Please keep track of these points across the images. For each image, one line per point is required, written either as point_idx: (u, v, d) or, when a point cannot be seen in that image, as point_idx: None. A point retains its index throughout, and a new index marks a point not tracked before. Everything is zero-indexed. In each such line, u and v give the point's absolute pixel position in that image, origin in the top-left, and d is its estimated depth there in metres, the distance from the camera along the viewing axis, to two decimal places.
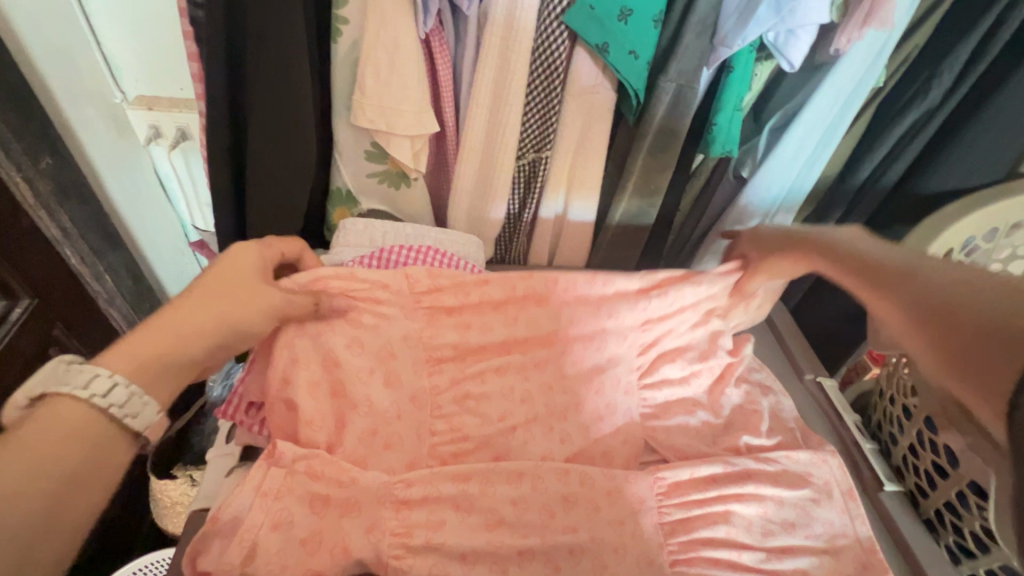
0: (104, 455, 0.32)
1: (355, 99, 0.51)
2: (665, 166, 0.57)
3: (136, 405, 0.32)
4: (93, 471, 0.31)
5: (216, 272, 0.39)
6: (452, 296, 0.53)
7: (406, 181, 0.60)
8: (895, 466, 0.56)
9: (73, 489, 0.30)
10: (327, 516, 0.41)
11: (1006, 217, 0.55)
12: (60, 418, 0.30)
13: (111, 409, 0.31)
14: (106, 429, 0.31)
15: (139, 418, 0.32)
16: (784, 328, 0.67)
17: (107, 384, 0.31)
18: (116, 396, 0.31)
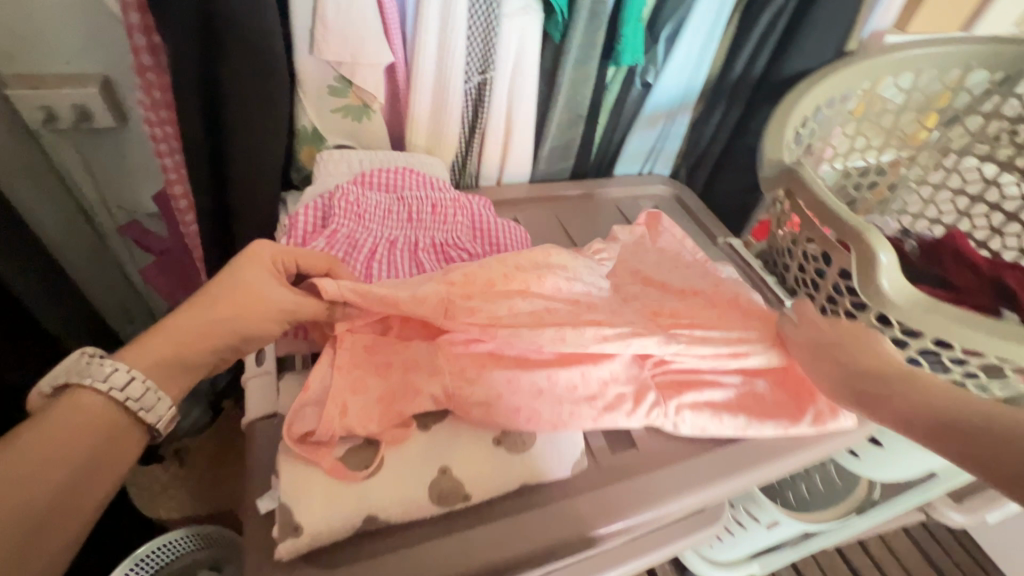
0: (119, 440, 0.40)
1: (319, 32, 0.56)
2: (587, 76, 0.73)
3: (150, 399, 0.40)
4: (109, 451, 0.39)
5: (226, 281, 0.45)
6: (485, 308, 0.51)
7: (367, 113, 0.65)
8: (791, 288, 0.75)
9: (93, 466, 0.38)
10: (388, 378, 0.48)
11: (841, 88, 0.76)
12: (85, 406, 0.39)
13: (127, 400, 0.39)
14: (121, 418, 0.40)
15: (152, 410, 0.40)
16: (697, 207, 0.86)
17: (125, 379, 0.39)
18: (132, 389, 0.39)
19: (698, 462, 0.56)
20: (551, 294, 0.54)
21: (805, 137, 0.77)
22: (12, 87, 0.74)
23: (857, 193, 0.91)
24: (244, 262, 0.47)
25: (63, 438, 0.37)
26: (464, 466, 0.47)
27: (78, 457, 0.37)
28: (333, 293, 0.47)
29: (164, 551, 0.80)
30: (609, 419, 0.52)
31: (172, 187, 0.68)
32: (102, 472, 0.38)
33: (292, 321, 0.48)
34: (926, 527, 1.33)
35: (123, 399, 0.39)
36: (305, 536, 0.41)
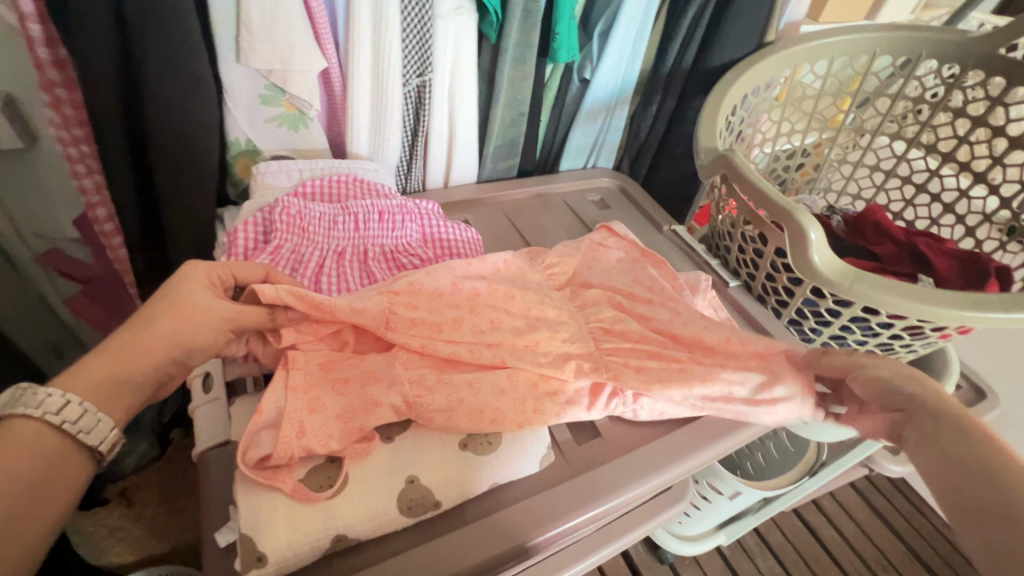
0: (62, 466, 0.36)
1: (245, 42, 0.54)
2: (526, 76, 0.74)
3: (91, 421, 0.37)
4: (51, 482, 0.36)
5: (166, 307, 0.43)
6: (437, 313, 0.52)
7: (304, 122, 0.63)
8: (733, 268, 0.79)
9: (34, 500, 0.34)
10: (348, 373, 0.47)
11: (763, 77, 0.80)
12: (19, 435, 0.35)
13: (63, 423, 0.36)
14: (61, 445, 0.36)
15: (92, 433, 0.37)
16: (642, 198, 0.88)
17: (60, 403, 0.36)
18: (69, 412, 0.36)
19: (657, 446, 0.57)
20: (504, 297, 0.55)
21: (735, 125, 0.81)
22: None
23: (786, 175, 0.99)
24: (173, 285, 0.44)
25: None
26: (432, 474, 0.46)
27: (18, 487, 0.34)
28: (270, 297, 0.46)
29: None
30: (571, 414, 0.53)
31: (95, 211, 0.63)
32: (45, 502, 0.35)
33: (233, 328, 0.46)
34: (869, 479, 1.44)
35: (58, 423, 0.36)
36: (271, 566, 0.40)
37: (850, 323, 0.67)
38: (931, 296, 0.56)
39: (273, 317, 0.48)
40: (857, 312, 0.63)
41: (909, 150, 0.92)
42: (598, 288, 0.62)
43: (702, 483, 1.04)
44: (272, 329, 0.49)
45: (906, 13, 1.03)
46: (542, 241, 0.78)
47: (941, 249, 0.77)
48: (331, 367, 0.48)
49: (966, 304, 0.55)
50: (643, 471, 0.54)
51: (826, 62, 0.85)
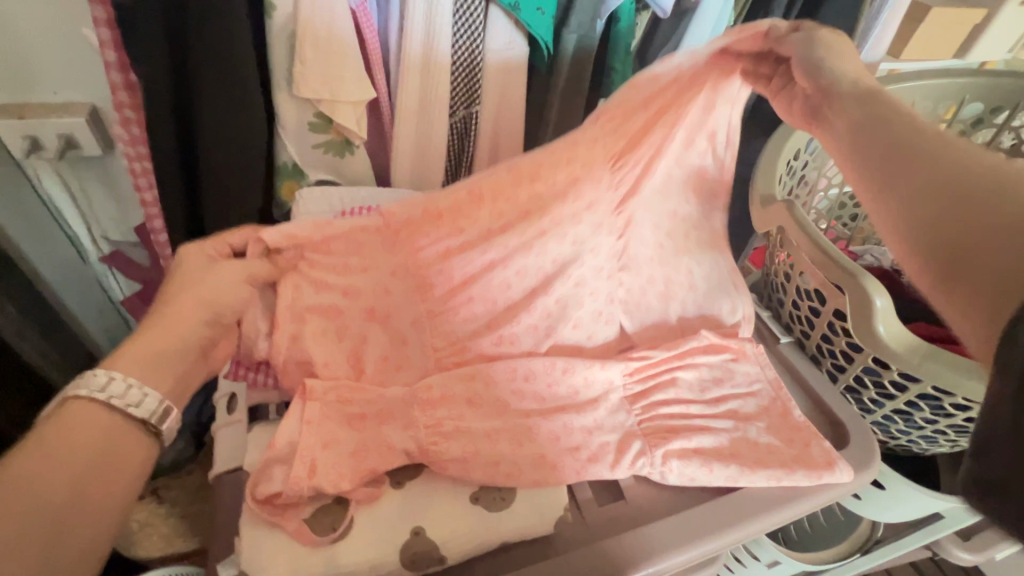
0: (120, 442, 0.38)
1: (297, 72, 0.55)
2: (575, 111, 0.71)
3: (137, 396, 0.39)
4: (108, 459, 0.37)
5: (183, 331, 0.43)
6: None
7: (349, 148, 0.64)
8: (785, 322, 0.73)
9: (91, 476, 0.36)
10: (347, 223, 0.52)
11: None
12: (77, 417, 0.37)
13: (110, 399, 0.38)
14: (112, 420, 0.38)
15: (139, 406, 0.39)
16: None
17: (107, 381, 0.38)
18: (118, 389, 0.38)
19: (694, 516, 0.51)
20: None
21: (797, 169, 0.76)
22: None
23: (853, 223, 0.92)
24: (197, 299, 0.44)
25: (61, 446, 0.36)
26: (438, 526, 0.44)
27: (78, 460, 0.36)
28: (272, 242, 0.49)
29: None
30: (593, 472, 0.50)
31: (151, 220, 0.66)
32: (109, 475, 0.37)
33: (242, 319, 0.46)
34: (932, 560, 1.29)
35: (105, 399, 0.38)
36: None
37: (917, 400, 0.60)
38: None
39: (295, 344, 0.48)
40: (927, 389, 0.56)
41: None
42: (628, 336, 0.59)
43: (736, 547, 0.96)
44: (295, 356, 0.49)
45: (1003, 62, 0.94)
46: None
47: None
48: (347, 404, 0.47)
49: None
50: (677, 543, 0.49)
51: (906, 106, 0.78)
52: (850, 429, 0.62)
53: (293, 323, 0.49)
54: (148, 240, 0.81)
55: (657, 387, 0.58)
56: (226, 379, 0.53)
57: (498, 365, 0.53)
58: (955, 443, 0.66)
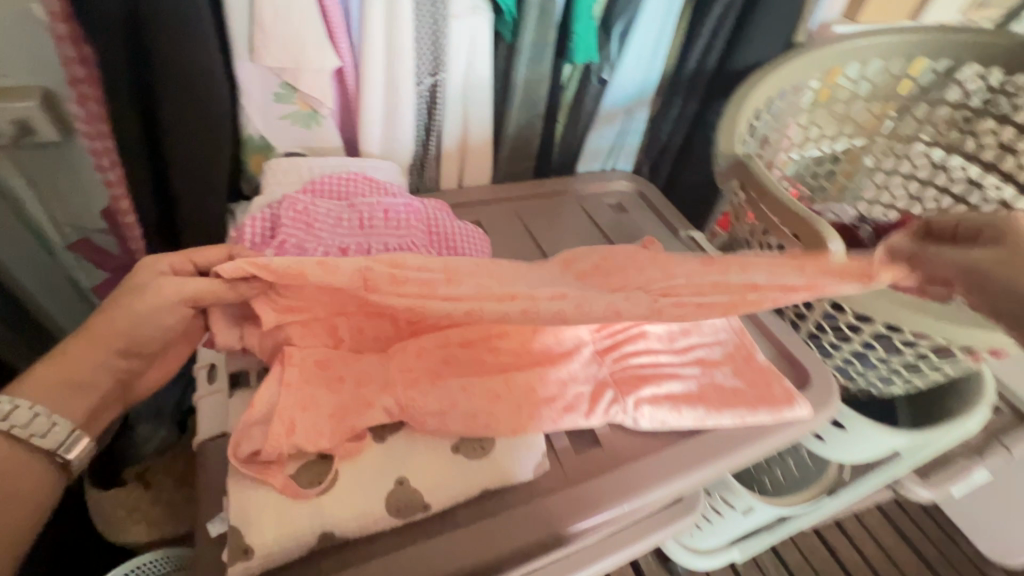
0: (22, 472, 0.38)
1: (258, 40, 0.55)
2: (542, 77, 0.73)
3: (41, 424, 0.39)
4: (10, 486, 0.38)
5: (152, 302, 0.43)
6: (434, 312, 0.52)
7: (316, 119, 0.64)
8: (750, 277, 0.77)
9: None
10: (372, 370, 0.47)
11: (790, 81, 0.77)
12: None
13: (12, 428, 0.38)
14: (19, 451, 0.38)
15: (45, 436, 0.39)
16: (659, 201, 0.87)
17: (8, 408, 0.38)
18: (20, 417, 0.38)
19: (664, 457, 0.55)
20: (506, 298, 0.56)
21: (759, 129, 0.78)
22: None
23: (815, 182, 0.95)
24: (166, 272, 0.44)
25: None
26: (421, 476, 0.46)
27: None
28: (231, 274, 0.44)
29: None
30: (568, 421, 0.53)
31: (117, 202, 0.65)
32: (10, 500, 0.37)
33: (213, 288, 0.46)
34: (897, 501, 1.38)
35: (8, 429, 0.38)
36: (255, 559, 0.40)
37: (873, 341, 0.64)
38: (957, 314, 0.52)
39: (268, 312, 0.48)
40: (879, 328, 0.60)
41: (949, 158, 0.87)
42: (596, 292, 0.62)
43: (714, 495, 1.02)
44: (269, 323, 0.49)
45: (956, 19, 0.97)
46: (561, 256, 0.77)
47: None
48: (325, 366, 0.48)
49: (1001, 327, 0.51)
50: (647, 480, 0.53)
51: (860, 65, 0.81)
52: (812, 371, 0.65)
53: (273, 307, 0.47)
54: (116, 225, 0.80)
55: (627, 339, 0.60)
56: (205, 350, 0.53)
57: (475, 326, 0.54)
58: (909, 382, 0.71)
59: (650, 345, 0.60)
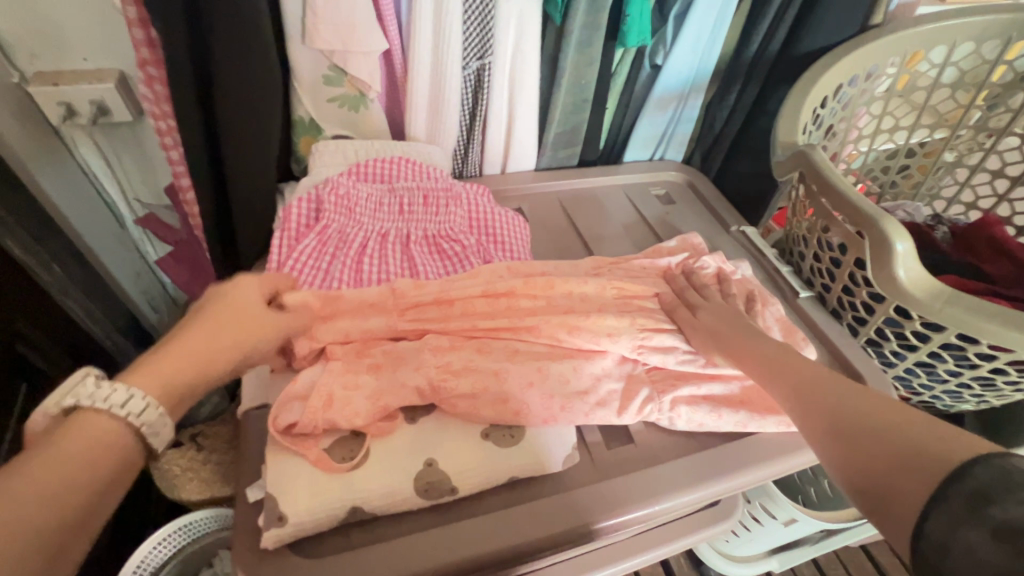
0: (120, 462, 0.35)
1: (310, 23, 0.55)
2: (591, 61, 0.71)
3: (157, 422, 0.36)
4: (115, 480, 0.34)
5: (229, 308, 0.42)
6: (468, 301, 0.53)
7: (364, 102, 0.65)
8: (805, 278, 0.72)
9: (100, 498, 0.33)
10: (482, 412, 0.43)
11: (862, 66, 0.71)
12: (90, 429, 0.34)
13: (129, 416, 0.35)
14: (130, 445, 0.35)
15: (158, 436, 0.36)
16: (709, 194, 0.84)
17: (132, 401, 0.35)
18: (141, 412, 0.35)
19: (701, 458, 0.54)
20: (543, 286, 0.56)
21: (825, 119, 0.73)
22: (33, 84, 0.76)
23: (885, 177, 0.88)
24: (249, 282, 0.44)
25: (71, 460, 0.33)
26: (450, 460, 0.46)
27: (88, 480, 0.33)
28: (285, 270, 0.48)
29: (162, 547, 0.86)
30: (600, 416, 0.52)
31: (178, 178, 0.68)
32: (112, 494, 0.34)
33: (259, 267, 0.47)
34: None
35: (124, 416, 0.35)
36: (289, 527, 0.41)
37: (940, 351, 0.58)
38: None
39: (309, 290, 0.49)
40: (950, 338, 0.54)
41: None
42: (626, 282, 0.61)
43: (754, 503, 0.98)
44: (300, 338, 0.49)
45: None
46: (602, 247, 0.75)
47: None
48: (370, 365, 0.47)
49: None
50: (683, 482, 0.52)
51: (946, 47, 0.74)
52: (868, 380, 0.61)
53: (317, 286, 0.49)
54: (179, 202, 0.84)
55: None
56: None
57: (510, 314, 0.54)
58: (982, 398, 0.65)
59: None
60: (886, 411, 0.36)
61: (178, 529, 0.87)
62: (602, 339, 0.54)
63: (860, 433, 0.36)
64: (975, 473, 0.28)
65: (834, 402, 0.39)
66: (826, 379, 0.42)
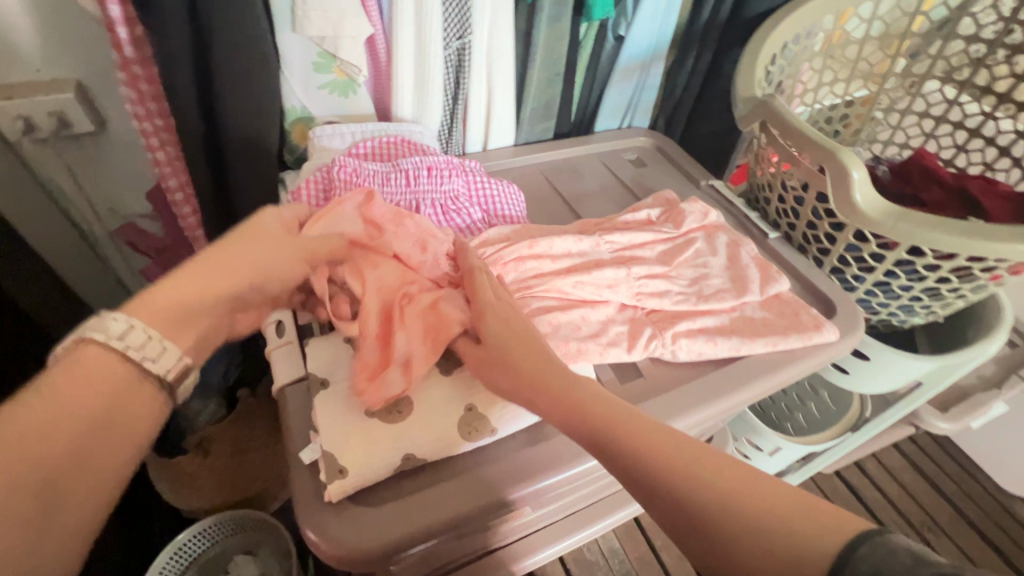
0: (123, 395, 0.37)
1: (299, 12, 0.57)
2: (561, 35, 0.76)
3: (156, 349, 0.38)
4: (119, 412, 0.36)
5: (245, 235, 0.46)
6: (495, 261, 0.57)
7: (353, 87, 0.67)
8: (772, 220, 0.79)
9: (104, 430, 0.35)
10: (515, 355, 0.47)
11: (803, 25, 0.78)
12: (86, 360, 0.36)
13: (118, 343, 0.36)
14: (133, 374, 0.37)
15: (158, 361, 0.37)
16: (678, 154, 0.90)
17: (126, 328, 0.37)
18: (135, 339, 0.37)
19: (704, 382, 0.60)
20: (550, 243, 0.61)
21: (775, 76, 0.80)
22: None
23: (829, 127, 0.96)
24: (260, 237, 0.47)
25: (70, 390, 0.35)
26: (488, 404, 0.50)
27: (91, 415, 0.35)
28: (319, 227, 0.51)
29: (181, 555, 0.87)
30: (613, 354, 0.57)
31: (165, 179, 0.69)
32: (121, 424, 0.36)
33: None
34: (914, 441, 1.52)
35: (127, 351, 0.37)
36: (351, 478, 0.44)
37: (894, 267, 0.67)
38: (988, 232, 0.54)
39: (333, 265, 0.52)
40: (902, 254, 0.63)
41: (963, 94, 0.88)
42: (619, 235, 0.67)
43: (741, 439, 1.07)
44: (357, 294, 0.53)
45: None
46: (589, 210, 0.80)
47: (993, 190, 0.75)
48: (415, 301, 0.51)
49: (1014, 237, 0.53)
50: (692, 404, 0.58)
51: (872, 4, 0.83)
52: (837, 302, 0.69)
53: (341, 259, 0.52)
54: (162, 207, 0.84)
55: (654, 277, 0.64)
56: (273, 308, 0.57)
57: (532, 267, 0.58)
58: (930, 308, 0.74)
59: (675, 278, 0.66)
60: (731, 490, 0.35)
61: (195, 536, 0.89)
62: (604, 289, 0.60)
63: (707, 527, 0.35)
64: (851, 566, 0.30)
65: (664, 479, 0.37)
66: (639, 430, 0.40)
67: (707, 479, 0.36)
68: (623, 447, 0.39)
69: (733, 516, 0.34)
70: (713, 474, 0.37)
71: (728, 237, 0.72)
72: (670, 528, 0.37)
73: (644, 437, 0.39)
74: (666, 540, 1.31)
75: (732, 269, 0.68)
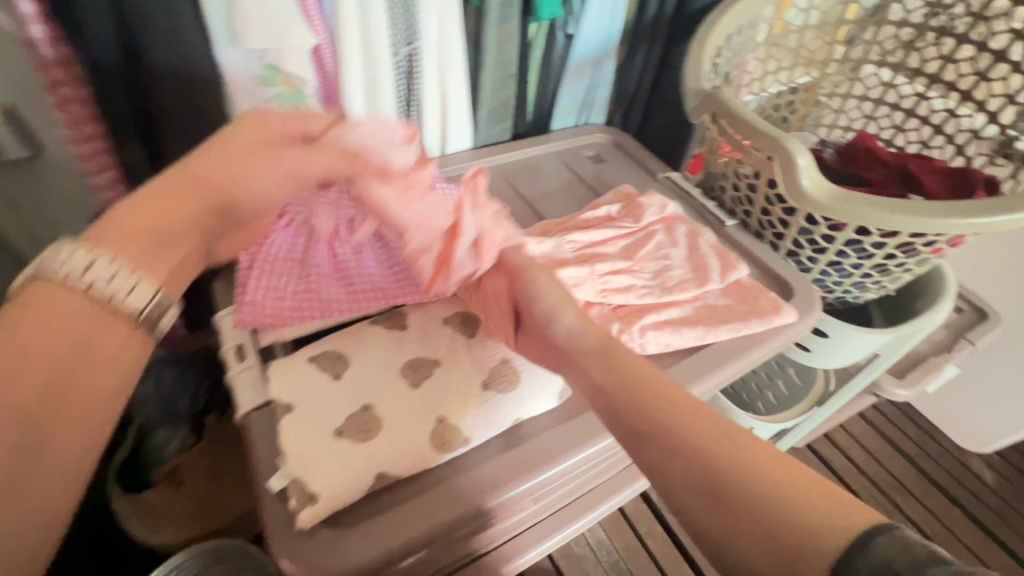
0: (100, 332, 0.35)
1: (238, 23, 0.55)
2: (511, 37, 0.76)
3: (129, 285, 0.36)
4: (88, 350, 0.35)
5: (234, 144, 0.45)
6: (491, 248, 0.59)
7: (303, 98, 0.64)
8: (728, 208, 0.81)
9: (77, 371, 0.34)
10: (543, 315, 0.51)
11: (746, 16, 0.81)
12: (47, 298, 0.34)
13: (88, 282, 0.35)
14: (99, 311, 0.35)
15: (131, 296, 0.36)
16: (634, 148, 0.91)
17: (85, 263, 0.35)
18: (105, 274, 0.35)
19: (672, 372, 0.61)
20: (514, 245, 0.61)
21: (722, 67, 0.82)
22: None
23: (777, 114, 1.00)
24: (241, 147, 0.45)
25: (32, 326, 0.33)
26: (459, 413, 0.50)
27: (65, 345, 0.33)
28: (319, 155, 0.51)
29: None
30: None
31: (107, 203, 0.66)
32: (89, 365, 0.34)
33: None
34: (878, 409, 1.59)
35: (89, 287, 0.35)
36: (323, 502, 0.43)
37: (845, 247, 0.69)
38: (930, 208, 0.56)
39: None
40: (851, 234, 0.65)
41: (898, 76, 0.92)
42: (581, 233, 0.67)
43: None
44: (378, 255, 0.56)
45: None
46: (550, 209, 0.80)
47: (931, 168, 0.79)
48: (459, 232, 0.54)
49: (955, 213, 0.55)
50: None
51: None
52: (794, 285, 0.71)
53: None
54: None
55: (618, 273, 0.65)
56: (233, 331, 0.55)
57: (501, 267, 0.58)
58: (881, 283, 0.77)
59: (638, 273, 0.67)
60: (751, 465, 0.36)
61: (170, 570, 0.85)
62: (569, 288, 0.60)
63: (723, 489, 0.35)
64: (865, 551, 0.30)
65: (687, 442, 0.37)
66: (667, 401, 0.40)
67: (730, 454, 0.36)
68: (659, 408, 0.40)
69: (749, 488, 0.34)
70: (734, 450, 0.37)
71: (687, 228, 0.73)
72: (671, 491, 0.37)
73: (674, 404, 0.40)
74: (651, 527, 1.33)
75: (692, 259, 0.69)
